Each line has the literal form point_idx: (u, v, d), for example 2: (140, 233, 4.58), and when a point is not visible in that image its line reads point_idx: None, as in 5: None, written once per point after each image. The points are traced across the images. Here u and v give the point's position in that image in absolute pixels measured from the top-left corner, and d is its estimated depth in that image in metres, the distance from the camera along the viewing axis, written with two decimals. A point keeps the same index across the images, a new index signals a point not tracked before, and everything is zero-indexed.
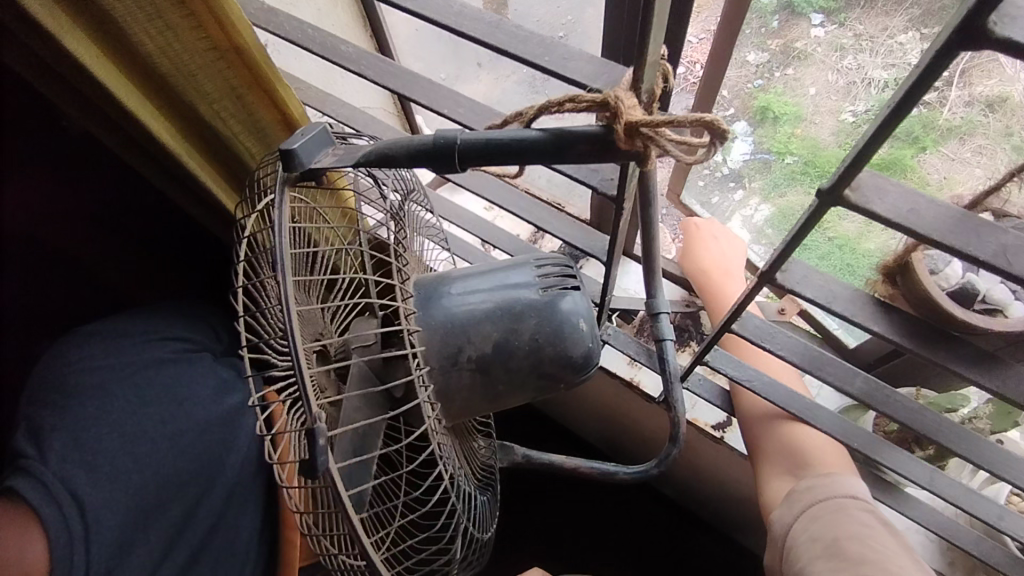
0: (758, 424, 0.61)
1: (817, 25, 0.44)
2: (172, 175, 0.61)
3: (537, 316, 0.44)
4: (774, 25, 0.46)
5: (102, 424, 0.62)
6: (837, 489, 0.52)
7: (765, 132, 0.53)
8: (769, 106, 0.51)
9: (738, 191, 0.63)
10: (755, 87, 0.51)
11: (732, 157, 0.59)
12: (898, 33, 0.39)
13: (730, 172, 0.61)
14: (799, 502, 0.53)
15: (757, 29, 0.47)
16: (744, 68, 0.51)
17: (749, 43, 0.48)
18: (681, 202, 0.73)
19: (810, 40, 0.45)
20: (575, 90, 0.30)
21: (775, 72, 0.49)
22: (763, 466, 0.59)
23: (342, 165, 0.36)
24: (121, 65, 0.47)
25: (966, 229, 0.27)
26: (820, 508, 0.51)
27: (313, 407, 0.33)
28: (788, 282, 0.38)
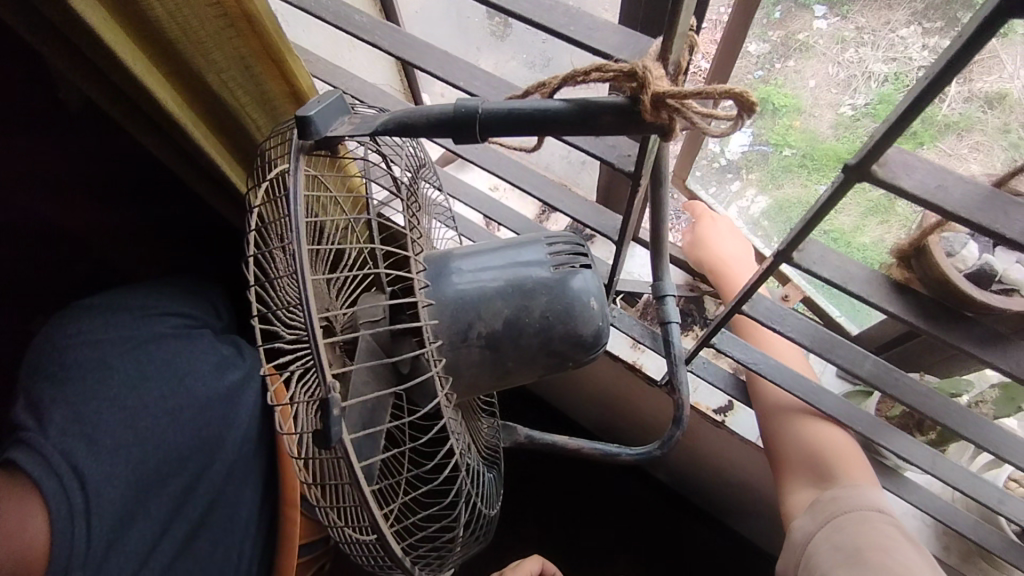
0: (783, 433, 0.62)
1: (820, 16, 0.43)
2: (176, 147, 0.60)
3: (548, 294, 0.44)
4: (777, 16, 0.46)
5: (102, 397, 0.61)
6: (860, 501, 0.54)
7: (764, 123, 0.52)
8: (769, 97, 0.50)
9: (735, 182, 0.64)
10: (756, 78, 0.51)
11: (730, 148, 0.59)
12: (900, 27, 0.39)
13: (728, 163, 0.62)
14: (823, 511, 0.55)
15: (761, 20, 0.47)
16: (744, 58, 0.50)
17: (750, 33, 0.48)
18: (685, 187, 0.72)
19: (813, 32, 0.44)
20: (602, 60, 0.30)
21: (776, 63, 0.48)
22: (787, 476, 0.61)
23: (358, 133, 0.35)
24: (129, 29, 0.46)
25: (993, 208, 0.27)
26: (844, 518, 0.53)
27: (328, 377, 0.32)
28: (804, 261, 0.37)
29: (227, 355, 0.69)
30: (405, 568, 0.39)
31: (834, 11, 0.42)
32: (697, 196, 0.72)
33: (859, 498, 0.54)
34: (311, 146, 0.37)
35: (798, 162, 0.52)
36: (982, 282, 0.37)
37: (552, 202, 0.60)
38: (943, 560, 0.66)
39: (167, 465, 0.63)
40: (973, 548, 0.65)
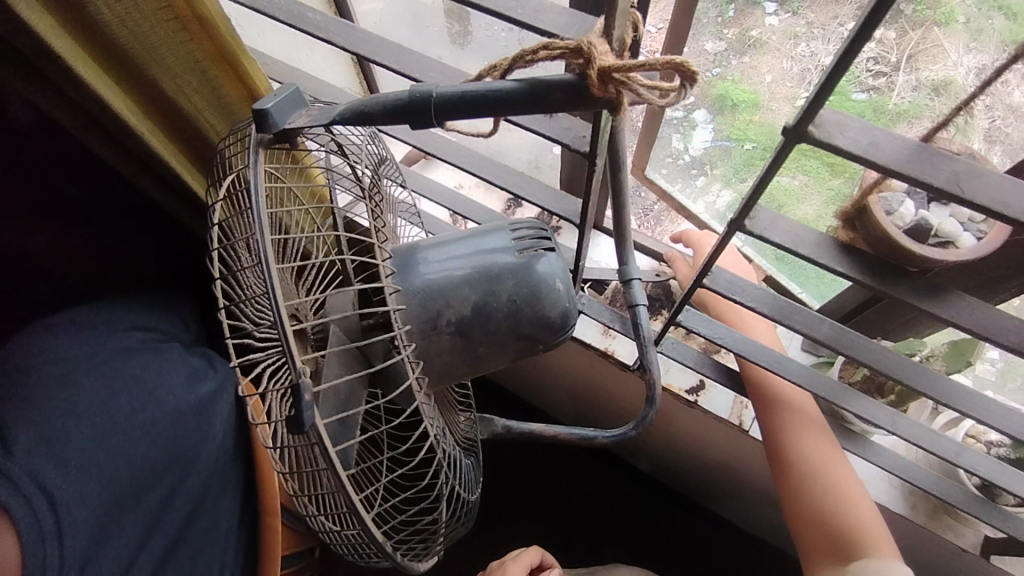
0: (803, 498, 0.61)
1: (771, 13, 0.45)
2: (134, 156, 0.59)
3: (513, 278, 0.45)
4: (731, 14, 0.48)
5: (69, 416, 0.60)
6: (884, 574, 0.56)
7: (724, 119, 0.56)
8: (728, 93, 0.53)
9: (700, 177, 0.66)
10: (713, 76, 0.53)
11: (693, 144, 0.62)
12: (848, 21, 0.39)
13: (691, 160, 0.65)
14: None
15: (714, 18, 0.49)
16: (703, 57, 0.52)
17: (706, 32, 0.50)
18: (646, 176, 0.72)
19: (765, 28, 0.46)
20: (549, 39, 0.31)
21: (731, 60, 0.50)
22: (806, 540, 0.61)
23: (316, 124, 0.36)
24: (78, 35, 0.45)
25: (921, 160, 0.28)
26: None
27: (298, 363, 0.32)
28: (757, 229, 0.38)
29: (198, 367, 0.68)
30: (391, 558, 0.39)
31: (785, 7, 0.44)
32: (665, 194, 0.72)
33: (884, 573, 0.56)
34: (270, 139, 0.37)
35: (759, 154, 0.55)
36: (920, 236, 0.38)
37: (513, 189, 0.61)
38: (910, 518, 0.68)
39: (142, 480, 0.62)
40: (938, 505, 0.68)
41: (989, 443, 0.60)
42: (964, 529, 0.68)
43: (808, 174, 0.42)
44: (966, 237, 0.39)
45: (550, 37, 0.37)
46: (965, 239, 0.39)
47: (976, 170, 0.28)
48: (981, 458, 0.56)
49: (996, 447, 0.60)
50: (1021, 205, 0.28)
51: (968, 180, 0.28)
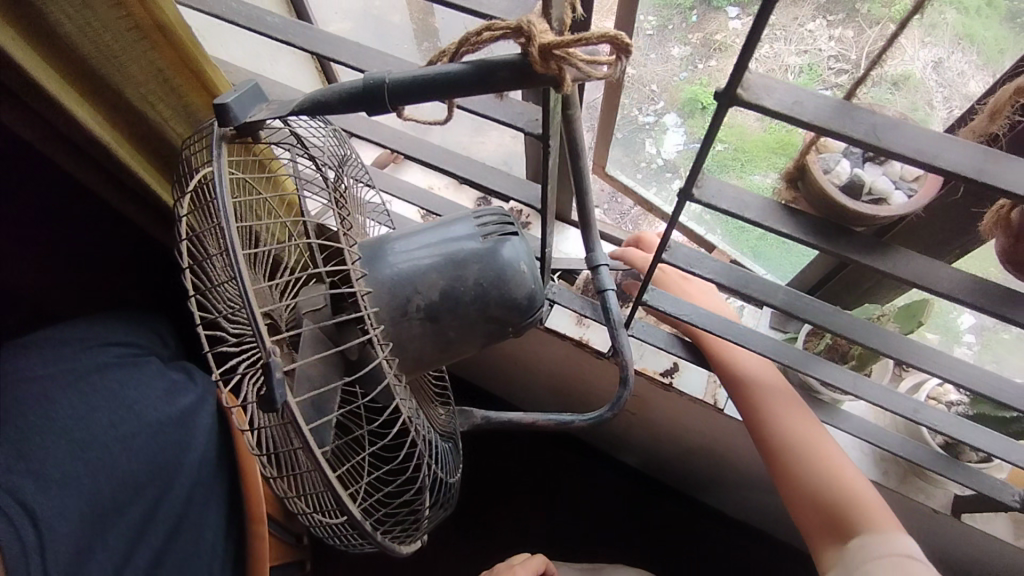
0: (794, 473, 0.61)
1: (734, 17, 0.46)
2: (100, 167, 0.60)
3: (479, 262, 0.46)
4: (693, 20, 0.50)
5: (45, 432, 0.60)
6: (883, 547, 0.55)
7: (693, 122, 0.58)
8: (697, 97, 0.55)
9: (674, 180, 0.69)
10: (681, 80, 0.56)
11: (665, 148, 0.65)
12: (807, 23, 0.41)
13: (664, 163, 0.68)
14: (854, 562, 0.56)
15: (679, 25, 0.51)
16: (670, 62, 0.55)
17: (671, 38, 0.53)
18: (607, 175, 0.77)
19: (729, 32, 0.48)
20: (492, 21, 0.33)
21: (698, 65, 0.53)
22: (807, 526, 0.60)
23: (276, 115, 0.37)
24: (38, 46, 0.46)
25: (842, 115, 0.31)
26: (875, 568, 0.54)
27: (267, 342, 0.33)
28: (704, 197, 0.40)
29: (176, 379, 0.68)
30: (375, 538, 0.40)
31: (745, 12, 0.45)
32: (634, 194, 0.75)
33: (884, 546, 0.55)
34: (233, 134, 0.38)
35: None
36: (853, 192, 0.42)
37: (479, 181, 0.62)
38: (884, 483, 0.72)
39: (124, 493, 0.62)
40: (908, 469, 0.72)
41: (950, 403, 0.64)
42: (934, 490, 0.71)
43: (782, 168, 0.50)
44: (896, 194, 0.42)
45: (493, 18, 0.40)
46: (896, 196, 0.42)
47: (892, 122, 0.30)
48: (939, 414, 0.59)
49: (956, 405, 0.64)
50: (936, 151, 0.30)
51: (885, 130, 0.30)
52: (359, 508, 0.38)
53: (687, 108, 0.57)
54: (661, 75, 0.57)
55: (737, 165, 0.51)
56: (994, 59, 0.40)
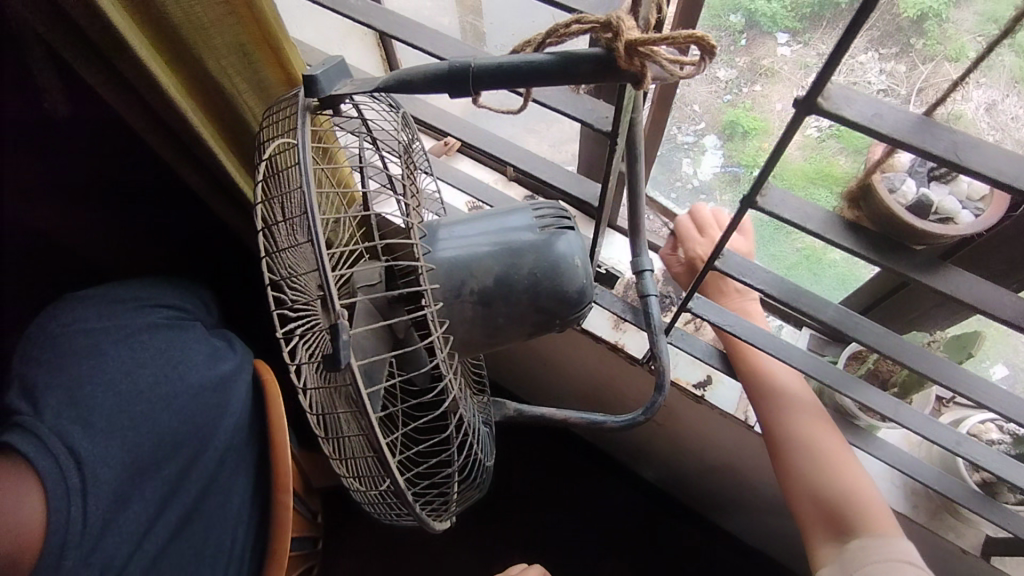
0: (795, 465, 0.62)
1: (783, 43, 0.47)
2: (173, 133, 0.63)
3: (535, 252, 0.47)
4: (743, 43, 0.52)
5: (95, 382, 0.62)
6: (883, 552, 0.57)
7: (734, 146, 0.60)
8: (739, 121, 0.57)
9: (709, 202, 0.72)
10: (724, 103, 0.58)
11: (703, 169, 0.68)
12: (858, 54, 0.42)
13: (700, 184, 0.71)
14: (854, 561, 0.57)
15: (727, 47, 0.53)
16: (715, 83, 0.57)
17: (718, 59, 0.54)
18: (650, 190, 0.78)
19: (777, 58, 0.49)
20: (582, 14, 0.34)
21: (742, 87, 0.54)
22: (807, 525, 0.62)
23: (361, 90, 0.39)
24: (135, 11, 0.49)
25: (921, 131, 0.31)
26: (873, 567, 0.56)
27: (336, 305, 0.35)
28: (767, 205, 0.41)
29: (219, 345, 0.70)
30: (414, 509, 0.41)
31: (796, 39, 0.46)
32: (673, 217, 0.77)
33: (884, 552, 0.57)
34: (317, 105, 0.40)
35: None
36: (921, 212, 0.41)
37: (534, 172, 0.63)
38: (913, 518, 0.70)
39: (162, 449, 0.64)
40: (940, 506, 0.70)
41: (991, 441, 0.63)
42: (966, 530, 0.69)
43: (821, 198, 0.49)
44: (964, 214, 0.42)
45: (583, 13, 0.42)
46: (963, 215, 0.42)
47: (972, 140, 0.31)
48: (980, 449, 0.58)
49: (998, 444, 0.62)
50: (1015, 172, 0.30)
51: (963, 149, 0.31)
52: (403, 477, 0.38)
53: (727, 130, 0.60)
54: (704, 95, 0.59)
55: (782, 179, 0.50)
56: None
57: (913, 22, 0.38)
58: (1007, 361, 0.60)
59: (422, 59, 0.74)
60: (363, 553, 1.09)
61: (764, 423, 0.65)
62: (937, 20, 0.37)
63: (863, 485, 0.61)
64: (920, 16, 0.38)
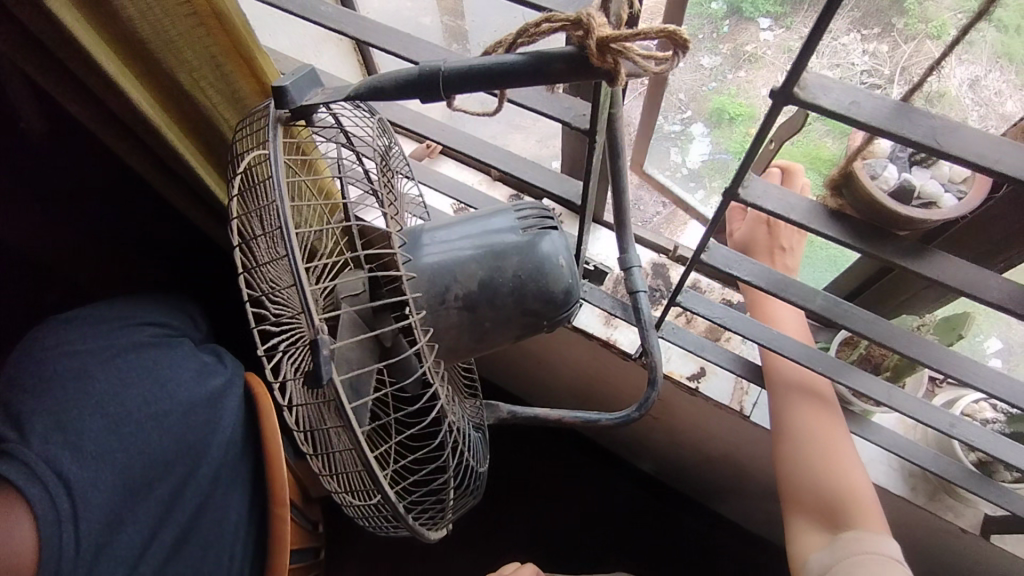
0: (795, 447, 0.63)
1: (766, 28, 0.49)
2: (148, 149, 0.62)
3: (519, 255, 0.46)
4: (725, 30, 0.52)
5: (83, 404, 0.62)
6: (872, 544, 0.57)
7: (721, 133, 0.61)
8: (724, 107, 0.58)
9: (699, 190, 0.71)
10: (710, 90, 0.58)
11: (691, 157, 0.67)
12: (841, 35, 0.41)
13: (689, 173, 0.70)
14: (844, 549, 0.57)
15: (709, 34, 0.53)
16: (700, 72, 0.57)
17: (702, 48, 0.55)
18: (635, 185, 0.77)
19: (760, 44, 0.50)
20: (552, 13, 0.33)
21: (728, 74, 0.55)
22: (796, 510, 0.62)
23: (331, 99, 0.38)
24: (101, 26, 0.48)
25: (899, 117, 0.30)
26: (863, 558, 0.56)
27: (315, 320, 0.34)
28: (751, 197, 0.40)
29: (206, 362, 0.69)
30: (406, 521, 0.40)
31: (778, 23, 0.47)
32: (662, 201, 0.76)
33: (873, 545, 0.57)
34: (288, 116, 0.39)
35: None
36: (903, 197, 0.41)
37: (516, 173, 0.62)
38: (912, 500, 0.70)
39: (154, 469, 0.63)
40: (939, 487, 0.70)
41: (986, 421, 0.63)
42: (965, 509, 0.69)
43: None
44: (946, 197, 0.42)
45: (552, 11, 0.41)
46: (945, 199, 0.42)
47: (951, 124, 0.30)
48: (975, 430, 0.58)
49: (992, 423, 0.62)
50: (995, 155, 0.29)
51: (943, 134, 0.30)
52: (392, 490, 0.38)
53: (714, 118, 0.60)
54: (688, 84, 0.59)
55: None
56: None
57: (895, 2, 0.38)
58: (1001, 334, 0.60)
59: (400, 63, 0.73)
60: (366, 560, 1.09)
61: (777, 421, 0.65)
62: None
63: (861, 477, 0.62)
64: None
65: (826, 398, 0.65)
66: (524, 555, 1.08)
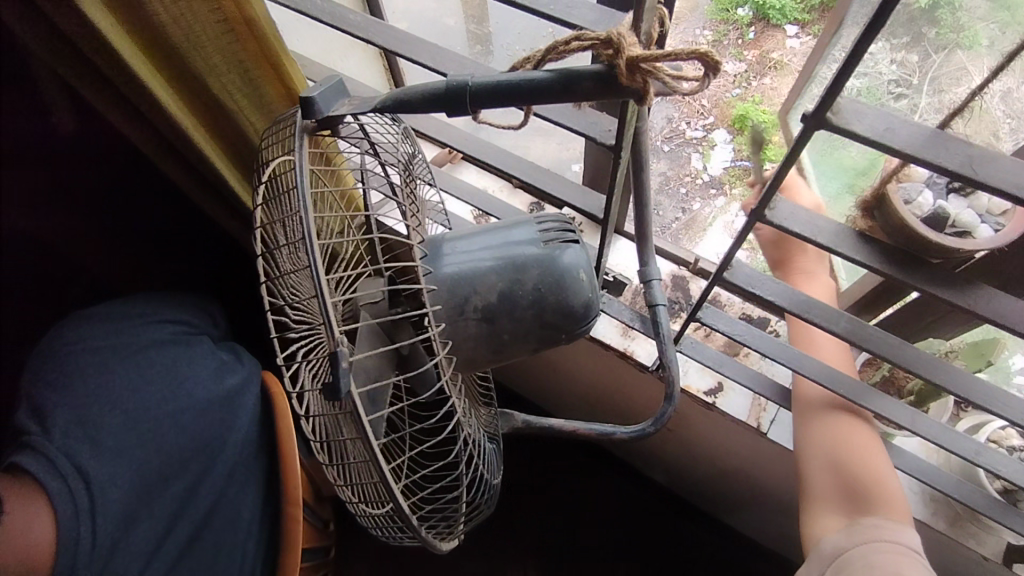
0: (818, 438, 0.63)
1: (793, 35, 0.54)
2: (175, 149, 0.63)
3: (539, 268, 0.46)
4: (751, 37, 0.57)
5: (105, 400, 0.62)
6: (892, 532, 0.55)
7: (743, 139, 0.66)
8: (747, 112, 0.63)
9: (719, 198, 0.72)
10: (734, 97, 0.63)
11: (712, 165, 0.70)
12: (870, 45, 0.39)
13: (709, 179, 0.72)
14: (860, 533, 0.55)
15: (735, 41, 0.57)
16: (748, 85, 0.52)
17: (730, 52, 0.58)
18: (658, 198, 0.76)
19: (786, 51, 0.56)
20: (581, 31, 0.33)
21: (753, 80, 0.60)
22: (815, 499, 0.60)
23: (358, 111, 0.38)
24: (135, 31, 0.49)
25: (934, 144, 0.30)
26: (880, 542, 0.54)
27: (336, 332, 0.34)
28: (776, 219, 0.40)
29: (225, 360, 0.70)
30: (419, 532, 0.40)
31: (805, 30, 0.53)
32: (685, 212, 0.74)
33: (892, 533, 0.55)
34: (315, 126, 0.40)
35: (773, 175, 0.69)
36: (937, 225, 0.41)
37: (538, 184, 0.62)
38: (933, 526, 0.69)
39: (173, 463, 0.64)
40: (960, 513, 0.69)
41: (1013, 448, 0.62)
42: (987, 537, 0.68)
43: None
44: (983, 228, 0.41)
45: (581, 29, 0.41)
46: (981, 230, 0.41)
47: (988, 154, 0.29)
48: (1001, 459, 0.57)
49: (1020, 451, 0.61)
50: None
51: (980, 163, 0.30)
52: (406, 501, 0.38)
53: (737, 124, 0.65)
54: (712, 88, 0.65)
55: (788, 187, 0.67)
56: None
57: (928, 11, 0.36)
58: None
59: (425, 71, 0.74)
60: (376, 561, 1.09)
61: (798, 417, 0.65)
62: (950, 7, 0.36)
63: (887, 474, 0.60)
64: (933, 5, 0.36)
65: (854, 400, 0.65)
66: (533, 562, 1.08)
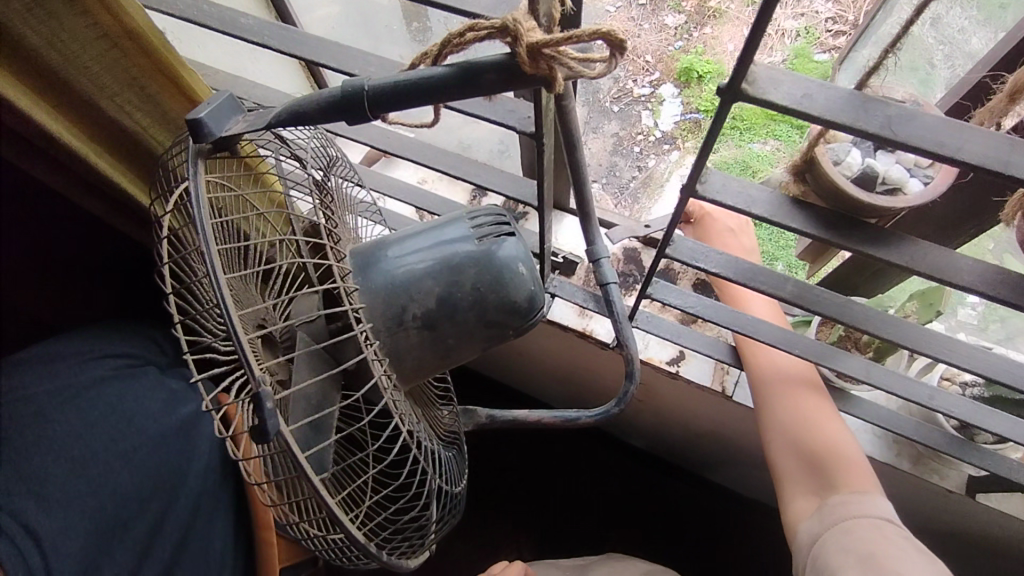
0: (776, 415, 0.63)
1: None
2: (79, 176, 0.58)
3: (476, 266, 0.44)
4: None
5: (45, 451, 0.59)
6: (862, 507, 0.56)
7: (691, 92, 0.72)
8: (691, 67, 0.70)
9: (672, 151, 0.76)
10: (677, 49, 0.69)
11: (663, 120, 0.75)
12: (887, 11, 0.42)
13: (662, 135, 0.76)
14: (831, 515, 0.56)
15: None
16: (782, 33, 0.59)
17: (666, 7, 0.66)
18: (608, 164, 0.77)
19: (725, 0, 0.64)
20: (475, 20, 0.30)
21: (693, 32, 0.67)
22: (784, 480, 0.61)
23: (252, 129, 0.35)
24: (6, 60, 0.45)
25: (853, 107, 0.29)
26: (851, 522, 0.55)
27: (256, 371, 0.32)
28: (708, 192, 0.39)
29: (174, 390, 0.66)
30: (378, 558, 0.39)
31: None
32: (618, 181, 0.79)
33: (862, 507, 0.56)
34: (210, 149, 0.37)
35: None
36: (867, 184, 0.42)
37: (469, 177, 0.60)
38: (898, 466, 0.70)
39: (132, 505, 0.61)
40: (923, 450, 0.70)
41: (964, 384, 0.64)
42: (949, 470, 0.70)
43: (780, 138, 0.66)
44: (911, 182, 0.43)
45: (477, 17, 0.38)
46: (911, 184, 0.43)
47: (909, 112, 0.28)
48: (954, 400, 0.58)
49: (970, 386, 0.64)
50: (957, 142, 0.28)
51: (902, 123, 0.28)
52: (358, 529, 0.36)
53: (682, 79, 0.72)
54: (655, 44, 0.70)
55: (738, 132, 0.67)
56: (994, 12, 0.43)
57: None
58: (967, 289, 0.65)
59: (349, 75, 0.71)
60: None
61: (758, 398, 0.65)
62: None
63: (839, 433, 0.62)
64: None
65: (803, 369, 0.65)
66: (524, 544, 1.08)
